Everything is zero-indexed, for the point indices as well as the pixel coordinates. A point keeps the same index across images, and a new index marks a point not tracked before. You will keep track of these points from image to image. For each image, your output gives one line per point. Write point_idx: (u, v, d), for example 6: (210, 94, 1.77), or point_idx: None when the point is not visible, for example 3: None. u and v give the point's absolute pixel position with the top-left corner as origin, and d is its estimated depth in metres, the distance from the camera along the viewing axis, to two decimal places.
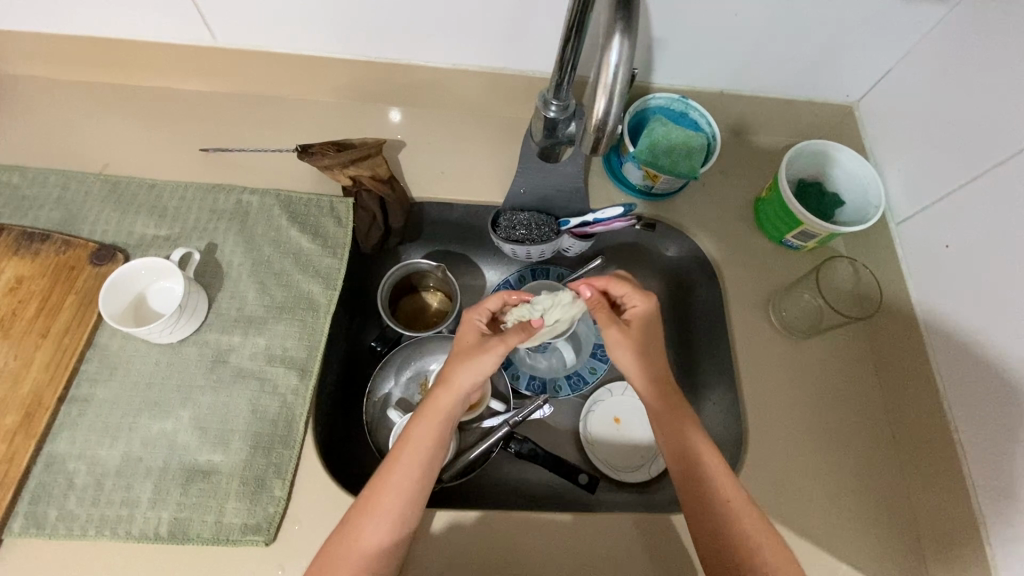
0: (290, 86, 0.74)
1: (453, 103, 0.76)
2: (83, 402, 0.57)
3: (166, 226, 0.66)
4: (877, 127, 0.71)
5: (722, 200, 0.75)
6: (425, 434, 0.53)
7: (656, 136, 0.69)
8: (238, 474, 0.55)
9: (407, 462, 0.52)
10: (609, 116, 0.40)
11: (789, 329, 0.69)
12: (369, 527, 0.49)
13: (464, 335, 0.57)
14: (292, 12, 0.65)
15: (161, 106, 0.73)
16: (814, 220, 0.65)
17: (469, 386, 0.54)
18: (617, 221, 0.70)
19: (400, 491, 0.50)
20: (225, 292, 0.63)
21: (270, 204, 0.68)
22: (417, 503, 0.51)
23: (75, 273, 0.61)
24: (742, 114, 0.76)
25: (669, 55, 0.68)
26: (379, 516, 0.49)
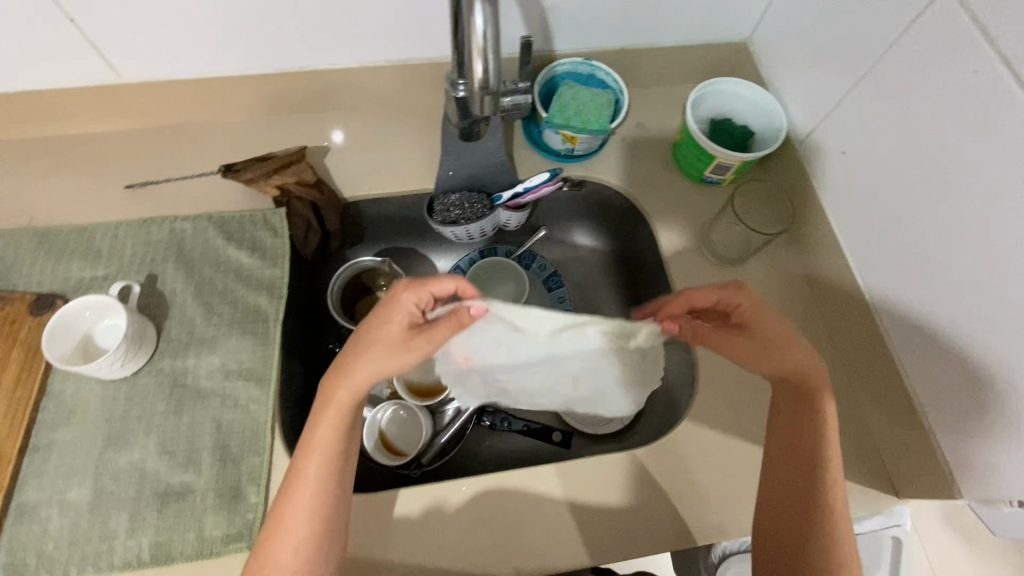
0: (206, 110, 0.75)
1: (370, 100, 0.77)
2: (46, 450, 0.57)
3: (103, 265, 0.66)
4: (770, 57, 0.75)
5: (642, 150, 0.78)
6: (327, 433, 0.51)
7: (565, 100, 0.72)
8: (212, 489, 0.56)
9: (311, 470, 0.51)
10: (489, 74, 0.43)
11: (723, 258, 0.72)
12: (281, 550, 0.49)
13: (388, 319, 0.51)
14: (190, 33, 0.65)
15: (78, 150, 0.73)
16: (724, 152, 0.68)
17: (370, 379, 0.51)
18: (545, 187, 0.74)
19: (305, 512, 0.50)
20: (173, 319, 0.64)
21: (203, 227, 0.68)
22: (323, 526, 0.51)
23: (17, 327, 0.61)
24: (646, 66, 0.79)
25: (564, 20, 0.71)
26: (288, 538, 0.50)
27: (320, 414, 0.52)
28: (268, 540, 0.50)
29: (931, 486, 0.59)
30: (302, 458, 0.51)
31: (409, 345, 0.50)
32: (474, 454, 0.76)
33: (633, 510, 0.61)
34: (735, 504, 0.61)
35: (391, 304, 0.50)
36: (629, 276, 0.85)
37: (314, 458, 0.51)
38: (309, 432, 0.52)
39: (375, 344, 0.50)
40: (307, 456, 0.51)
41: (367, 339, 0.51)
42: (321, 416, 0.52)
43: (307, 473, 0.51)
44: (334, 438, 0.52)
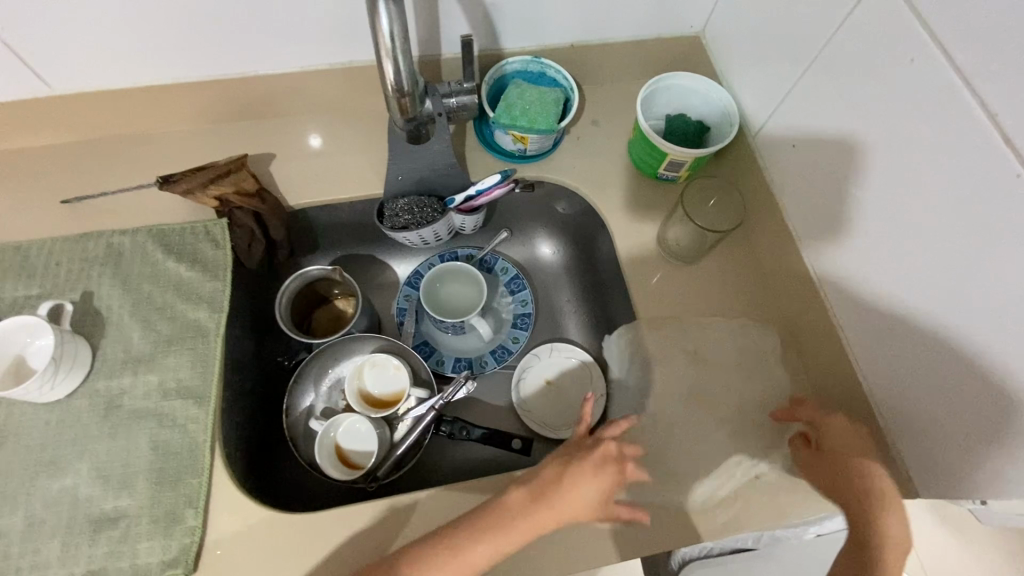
0: (146, 121, 0.73)
1: (317, 107, 0.76)
2: None
3: (36, 284, 0.64)
4: (721, 51, 0.74)
5: (597, 149, 0.77)
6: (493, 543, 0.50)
7: (512, 99, 0.70)
8: (148, 513, 0.54)
9: (469, 561, 0.49)
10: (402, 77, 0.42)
11: (679, 256, 0.71)
12: None
13: (583, 476, 0.54)
14: (120, 43, 0.63)
15: (16, 168, 0.71)
16: (675, 148, 0.67)
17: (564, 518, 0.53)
18: (497, 189, 0.72)
19: None
20: (110, 337, 0.62)
21: (142, 240, 0.66)
22: None
23: None
24: (599, 64, 0.78)
25: (509, 19, 0.69)
26: None
27: (500, 514, 0.51)
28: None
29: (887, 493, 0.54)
30: (489, 538, 0.50)
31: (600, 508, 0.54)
32: (434, 461, 0.76)
33: None
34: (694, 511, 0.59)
35: (582, 482, 0.54)
36: (591, 277, 0.84)
37: (472, 559, 0.50)
38: (494, 517, 0.51)
39: (585, 505, 0.53)
40: (484, 540, 0.50)
41: (566, 484, 0.54)
42: (529, 517, 0.51)
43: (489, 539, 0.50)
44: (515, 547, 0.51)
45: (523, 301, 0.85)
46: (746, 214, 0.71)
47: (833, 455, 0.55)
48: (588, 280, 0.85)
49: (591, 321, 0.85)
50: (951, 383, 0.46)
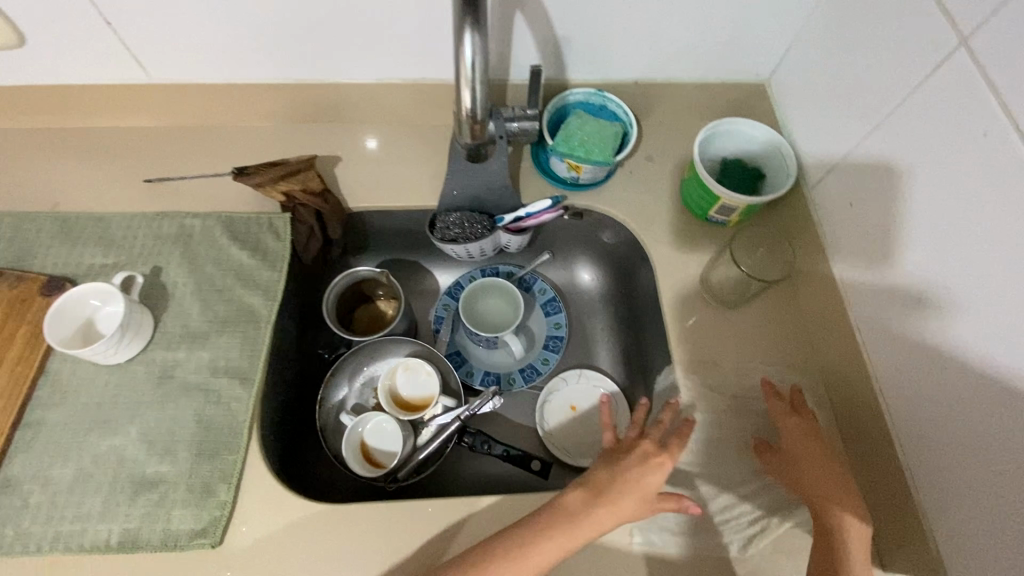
0: (228, 115, 0.78)
1: (385, 116, 0.80)
2: (37, 427, 0.59)
3: (113, 254, 0.69)
4: (785, 101, 0.75)
5: (648, 184, 0.78)
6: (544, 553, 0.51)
7: (571, 129, 0.72)
8: (185, 481, 0.57)
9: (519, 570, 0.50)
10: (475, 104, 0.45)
11: (720, 300, 0.70)
12: None
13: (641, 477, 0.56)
14: (219, 43, 0.69)
15: (108, 144, 0.77)
16: (727, 193, 0.67)
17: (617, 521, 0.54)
18: (546, 214, 0.74)
19: None
20: (171, 311, 0.66)
21: (211, 225, 0.71)
22: None
23: (27, 306, 0.64)
24: (660, 102, 0.79)
25: (578, 51, 0.72)
26: None
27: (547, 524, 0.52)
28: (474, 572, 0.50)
29: (919, 563, 0.53)
30: (553, 538, 0.52)
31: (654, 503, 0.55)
32: (453, 471, 0.77)
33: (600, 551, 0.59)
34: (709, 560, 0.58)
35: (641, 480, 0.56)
36: (628, 309, 0.85)
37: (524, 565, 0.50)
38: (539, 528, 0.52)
39: (635, 497, 0.55)
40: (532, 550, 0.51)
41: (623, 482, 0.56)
42: (593, 517, 0.53)
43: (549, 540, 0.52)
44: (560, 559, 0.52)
45: (557, 324, 0.87)
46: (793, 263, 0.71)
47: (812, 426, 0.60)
48: (625, 312, 0.85)
49: (623, 352, 0.85)
50: (1003, 464, 0.45)
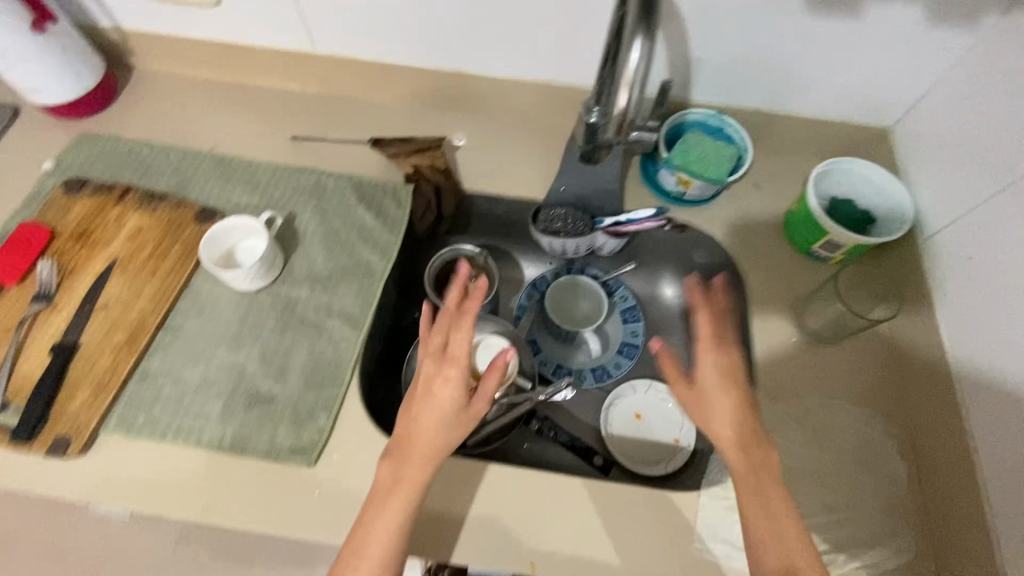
0: (369, 90, 0.86)
1: (508, 111, 0.85)
2: (176, 331, 0.67)
3: (256, 196, 0.77)
4: (908, 149, 0.74)
5: (752, 210, 0.79)
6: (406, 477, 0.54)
7: (689, 145, 0.75)
8: (292, 403, 0.63)
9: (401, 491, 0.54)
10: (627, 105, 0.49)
11: (813, 334, 0.70)
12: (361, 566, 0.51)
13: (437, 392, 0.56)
14: (381, 26, 0.77)
15: (262, 100, 0.87)
16: (836, 228, 0.68)
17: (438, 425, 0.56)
18: (648, 222, 0.76)
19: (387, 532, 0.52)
20: (299, 254, 0.73)
21: (343, 185, 0.79)
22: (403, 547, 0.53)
23: (182, 228, 0.73)
24: (776, 133, 0.81)
25: (706, 74, 0.75)
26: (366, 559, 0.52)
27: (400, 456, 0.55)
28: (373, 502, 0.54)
29: None
30: (400, 461, 0.54)
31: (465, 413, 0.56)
32: (515, 451, 0.80)
33: (658, 547, 0.61)
34: None
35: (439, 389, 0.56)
36: None
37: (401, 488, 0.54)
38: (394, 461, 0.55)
39: (438, 417, 0.56)
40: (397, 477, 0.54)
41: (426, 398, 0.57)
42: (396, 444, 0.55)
43: (415, 453, 0.55)
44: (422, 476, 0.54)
45: (633, 332, 0.88)
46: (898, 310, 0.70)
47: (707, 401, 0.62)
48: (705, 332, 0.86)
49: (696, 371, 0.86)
50: None
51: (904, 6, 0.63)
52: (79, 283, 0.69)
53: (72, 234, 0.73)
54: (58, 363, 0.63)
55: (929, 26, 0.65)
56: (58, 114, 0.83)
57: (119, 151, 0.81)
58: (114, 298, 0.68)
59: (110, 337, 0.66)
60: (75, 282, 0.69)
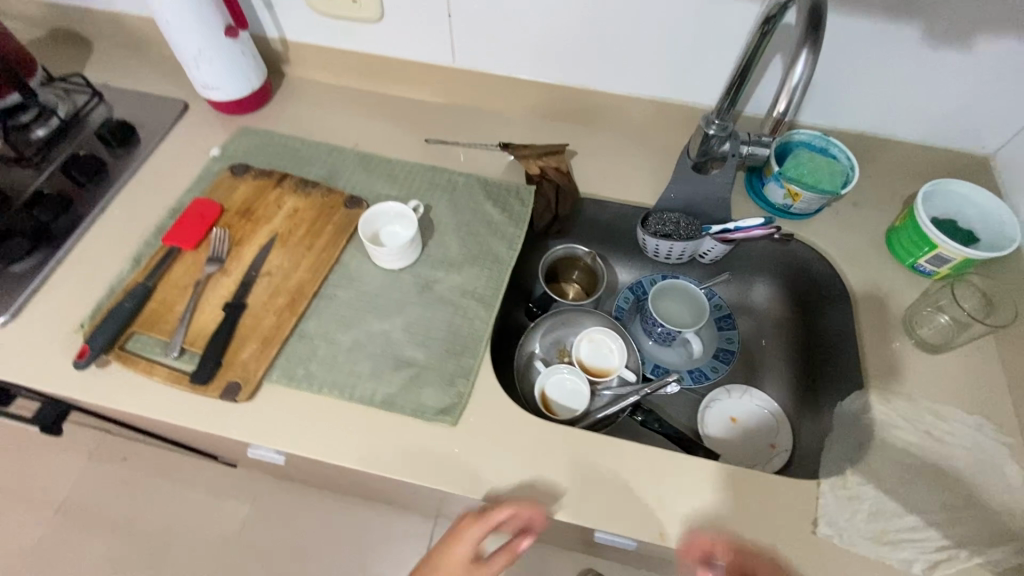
0: (494, 102, 0.95)
1: (621, 126, 0.93)
2: (329, 300, 0.75)
3: (395, 188, 0.86)
4: (1011, 176, 0.79)
5: (853, 227, 0.84)
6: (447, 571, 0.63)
7: (799, 162, 0.81)
8: (435, 369, 0.70)
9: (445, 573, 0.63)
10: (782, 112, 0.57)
11: (925, 343, 0.73)
12: None
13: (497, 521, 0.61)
14: (518, 45, 0.86)
15: (398, 107, 0.96)
16: (947, 242, 0.72)
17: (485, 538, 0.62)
18: (756, 230, 0.82)
19: None
20: (435, 240, 0.81)
21: (473, 183, 0.86)
22: None
23: (333, 211, 0.82)
24: (877, 157, 0.86)
25: (816, 98, 0.82)
26: None
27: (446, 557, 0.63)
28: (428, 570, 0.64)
29: None
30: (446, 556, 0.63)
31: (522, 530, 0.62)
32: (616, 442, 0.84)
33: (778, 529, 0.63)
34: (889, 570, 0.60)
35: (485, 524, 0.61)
36: (803, 341, 0.89)
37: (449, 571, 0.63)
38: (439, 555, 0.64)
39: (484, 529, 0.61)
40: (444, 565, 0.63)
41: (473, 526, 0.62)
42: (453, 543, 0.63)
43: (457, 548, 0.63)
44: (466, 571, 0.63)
45: (729, 339, 0.92)
46: (1011, 321, 0.73)
47: None
48: (800, 343, 0.89)
49: (790, 380, 0.88)
50: None
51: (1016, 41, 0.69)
52: (246, 252, 0.78)
53: (238, 210, 0.82)
54: (231, 318, 0.71)
55: None
56: (223, 110, 0.94)
57: (274, 143, 0.91)
58: (276, 267, 0.77)
59: (274, 300, 0.74)
60: (242, 250, 0.78)
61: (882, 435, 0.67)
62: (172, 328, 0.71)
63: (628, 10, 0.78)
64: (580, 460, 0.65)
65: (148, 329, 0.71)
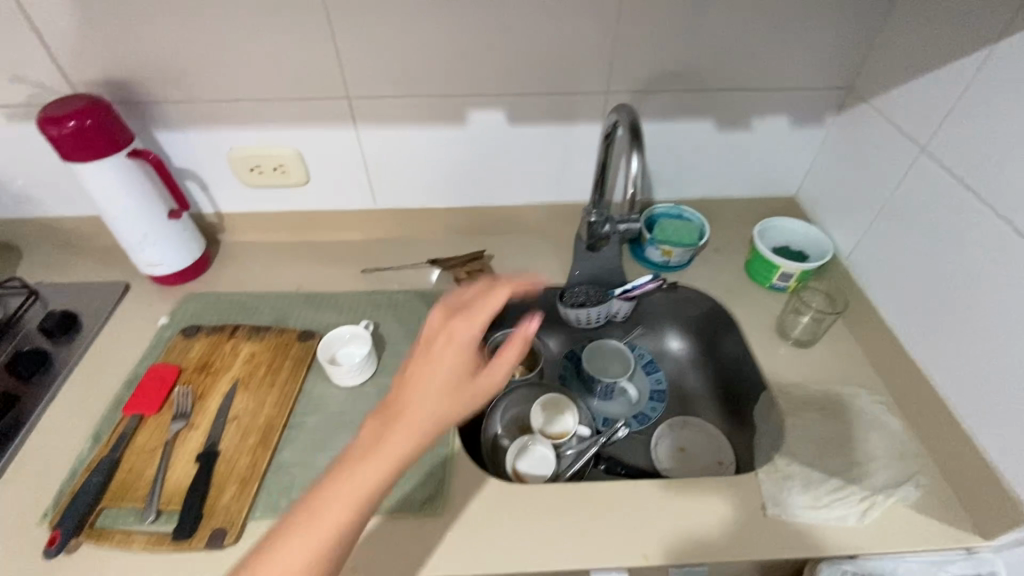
0: (415, 229, 1.10)
1: (524, 227, 1.12)
2: (299, 428, 0.80)
3: (342, 316, 0.96)
4: (812, 207, 1.05)
5: (721, 266, 1.05)
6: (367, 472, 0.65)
7: (664, 228, 1.03)
8: (412, 465, 0.76)
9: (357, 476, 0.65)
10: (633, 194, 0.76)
11: (791, 338, 0.93)
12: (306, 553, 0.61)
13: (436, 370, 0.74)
14: (427, 181, 1.03)
15: (330, 248, 1.09)
16: (783, 261, 0.94)
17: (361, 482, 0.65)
18: (648, 284, 1.01)
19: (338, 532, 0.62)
20: (388, 353, 0.90)
21: (411, 297, 0.99)
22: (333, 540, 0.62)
23: (288, 347, 0.89)
24: (721, 212, 1.11)
25: (662, 179, 1.06)
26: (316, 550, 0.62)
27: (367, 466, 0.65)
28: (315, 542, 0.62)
29: (999, 514, 0.68)
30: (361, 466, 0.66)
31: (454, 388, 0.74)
32: None
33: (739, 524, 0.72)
34: (832, 531, 0.70)
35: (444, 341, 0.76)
36: (715, 366, 1.05)
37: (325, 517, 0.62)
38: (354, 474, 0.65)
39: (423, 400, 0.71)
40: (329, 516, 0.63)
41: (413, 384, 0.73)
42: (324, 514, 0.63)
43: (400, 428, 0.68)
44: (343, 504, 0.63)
45: (658, 380, 1.07)
46: (845, 306, 0.94)
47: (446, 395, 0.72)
48: (713, 368, 1.05)
49: (716, 402, 1.03)
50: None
51: (777, 120, 0.98)
52: (210, 402, 0.82)
53: (197, 367, 0.87)
54: (206, 467, 0.74)
55: (796, 129, 0.99)
56: (166, 283, 1.01)
57: (220, 301, 0.98)
58: (242, 409, 0.81)
59: (246, 440, 0.78)
60: (206, 403, 0.82)
61: (791, 422, 0.81)
62: (146, 493, 0.72)
63: (511, 144, 0.98)
64: (559, 511, 0.72)
65: (120, 500, 0.72)
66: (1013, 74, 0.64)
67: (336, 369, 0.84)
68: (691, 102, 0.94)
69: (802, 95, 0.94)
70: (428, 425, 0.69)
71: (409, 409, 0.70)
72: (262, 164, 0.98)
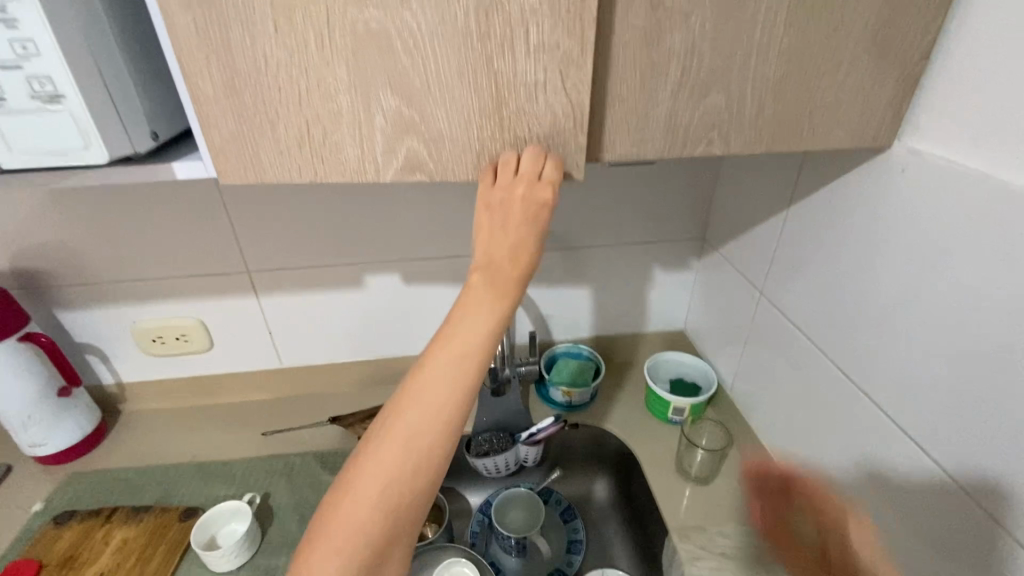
0: (321, 384, 1.11)
1: None
2: None
3: (234, 486, 0.92)
4: (699, 339, 1.12)
5: (622, 402, 1.08)
6: (410, 433, 0.49)
7: (562, 368, 1.07)
8: None
9: (389, 452, 0.49)
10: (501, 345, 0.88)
11: (683, 473, 0.94)
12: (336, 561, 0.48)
13: (492, 282, 0.52)
14: (330, 339, 1.06)
15: (235, 410, 1.08)
16: (673, 394, 0.98)
17: (412, 436, 0.49)
18: (550, 427, 0.99)
19: (357, 531, 0.48)
20: (276, 527, 0.86)
21: (309, 460, 0.97)
22: (401, 523, 0.50)
23: (166, 529, 0.85)
24: (619, 348, 1.17)
25: (558, 323, 1.13)
26: (342, 552, 0.48)
27: (382, 436, 0.49)
28: (342, 537, 0.49)
29: None
30: (375, 445, 0.50)
31: (506, 300, 0.52)
32: None
33: None
34: None
35: (513, 228, 0.51)
36: (629, 507, 1.03)
37: (376, 480, 0.49)
38: (381, 439, 0.49)
39: (475, 332, 0.51)
40: (360, 488, 0.49)
41: (476, 302, 0.51)
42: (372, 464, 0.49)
43: (418, 403, 0.49)
44: (401, 461, 0.49)
45: (575, 527, 1.01)
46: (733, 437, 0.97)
47: (486, 301, 0.51)
48: (628, 509, 1.03)
49: (633, 547, 0.99)
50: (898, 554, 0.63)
51: (651, 266, 1.08)
52: None
53: (60, 561, 0.80)
54: None
55: (670, 272, 1.09)
56: (50, 463, 0.97)
57: (105, 480, 0.94)
58: None
59: None
60: None
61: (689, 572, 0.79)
62: None
63: (408, 301, 1.04)
64: None
65: None
66: (803, 235, 0.75)
67: (214, 552, 0.80)
68: (568, 256, 1.04)
69: (666, 244, 1.06)
70: (443, 396, 0.49)
71: (425, 377, 0.50)
72: (164, 335, 1.00)
